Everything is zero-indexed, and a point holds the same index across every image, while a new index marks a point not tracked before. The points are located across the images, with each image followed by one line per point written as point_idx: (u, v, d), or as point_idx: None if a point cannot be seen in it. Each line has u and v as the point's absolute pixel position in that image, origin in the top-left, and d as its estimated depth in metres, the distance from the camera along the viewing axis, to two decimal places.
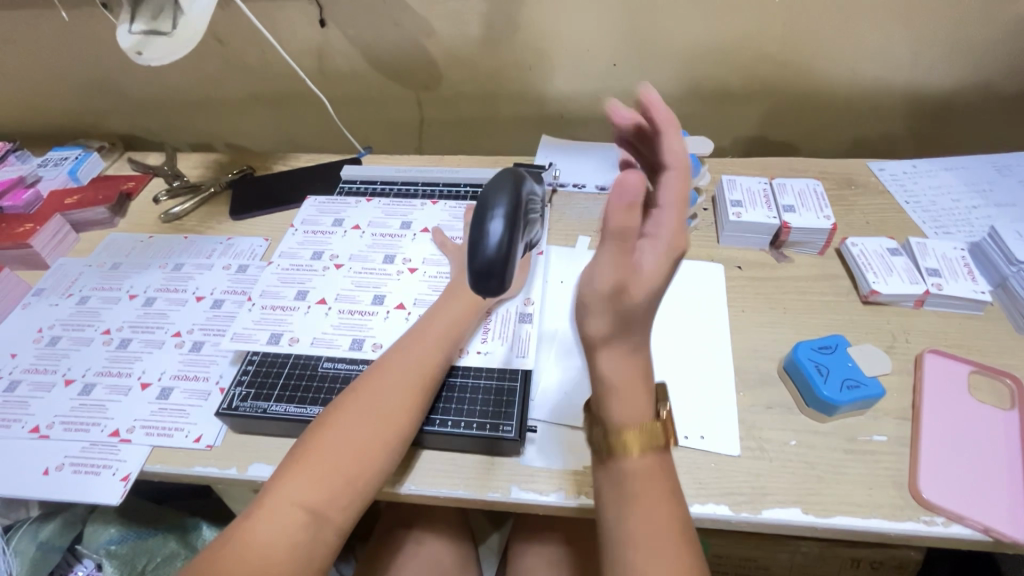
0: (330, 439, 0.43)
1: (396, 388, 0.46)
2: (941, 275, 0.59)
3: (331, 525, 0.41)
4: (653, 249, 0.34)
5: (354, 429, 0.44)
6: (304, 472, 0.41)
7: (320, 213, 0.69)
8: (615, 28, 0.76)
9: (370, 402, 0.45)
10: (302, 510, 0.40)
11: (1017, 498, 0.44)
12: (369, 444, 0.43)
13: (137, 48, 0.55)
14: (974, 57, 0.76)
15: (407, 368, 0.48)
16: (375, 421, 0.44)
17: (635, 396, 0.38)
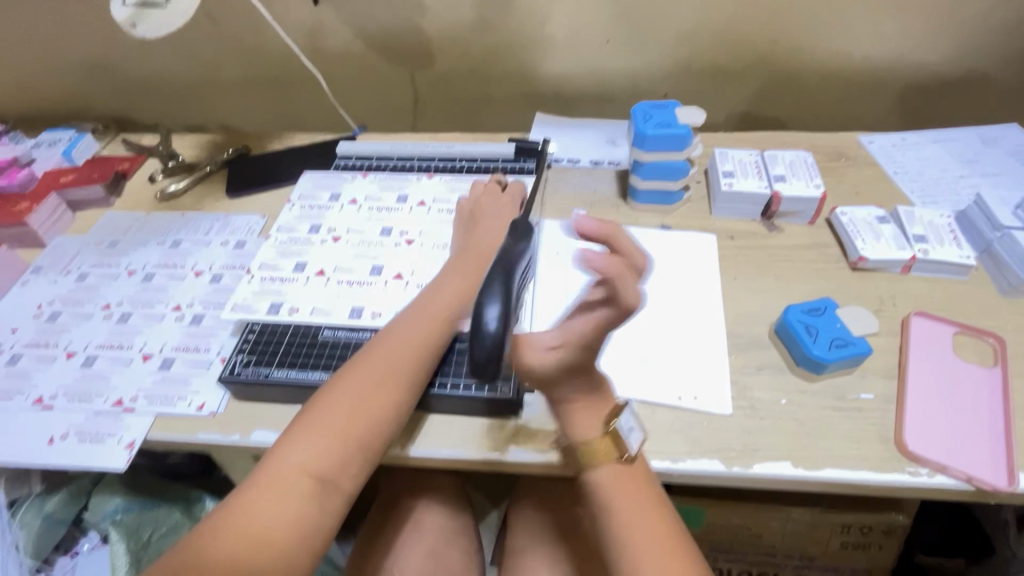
0: (335, 405, 0.44)
1: (400, 358, 0.47)
2: (927, 241, 0.60)
3: (337, 489, 0.41)
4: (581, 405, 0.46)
5: (359, 396, 0.44)
6: (312, 437, 0.42)
7: (316, 188, 0.70)
8: (608, 3, 0.76)
9: (375, 371, 0.46)
10: (308, 476, 0.41)
11: (998, 449, 0.46)
12: (374, 410, 0.44)
13: (131, 21, 0.55)
14: (963, 30, 0.77)
15: (410, 338, 0.48)
16: (379, 390, 0.45)
17: (587, 416, 0.46)
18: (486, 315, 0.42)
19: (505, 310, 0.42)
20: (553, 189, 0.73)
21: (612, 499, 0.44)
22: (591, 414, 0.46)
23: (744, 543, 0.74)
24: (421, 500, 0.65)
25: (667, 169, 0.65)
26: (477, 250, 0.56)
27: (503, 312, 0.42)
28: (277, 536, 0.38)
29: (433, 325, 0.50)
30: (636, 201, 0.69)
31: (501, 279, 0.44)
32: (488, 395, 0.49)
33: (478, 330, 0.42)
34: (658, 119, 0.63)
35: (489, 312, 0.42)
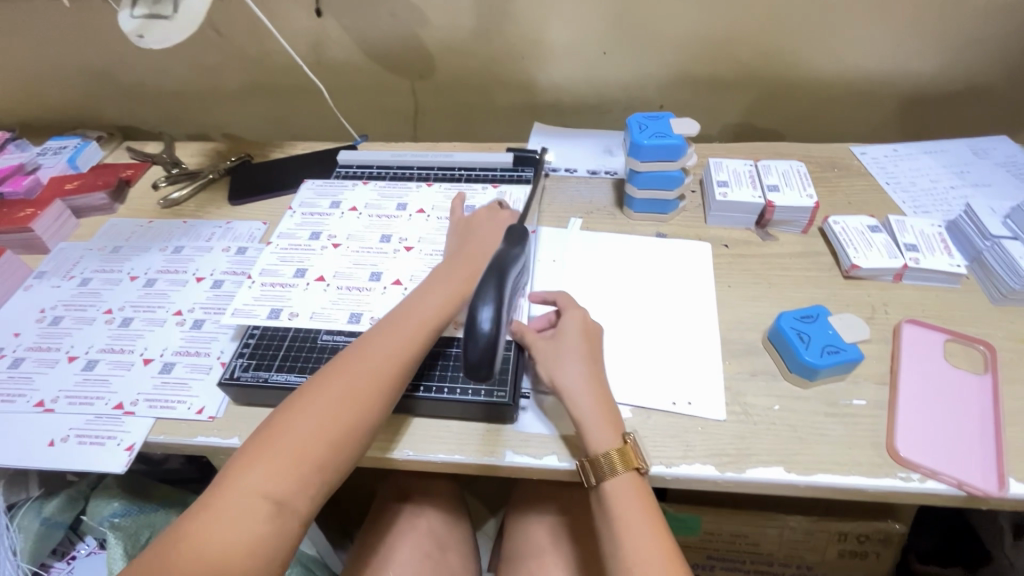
0: (297, 424, 0.42)
1: (370, 375, 0.45)
2: (919, 250, 0.61)
3: (294, 512, 0.40)
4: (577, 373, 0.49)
5: (323, 414, 0.43)
6: (270, 457, 0.40)
7: (317, 195, 0.71)
8: (605, 17, 0.78)
9: (342, 389, 0.44)
10: (265, 499, 0.39)
11: (989, 454, 0.47)
12: (338, 431, 0.43)
13: (138, 32, 0.57)
14: (953, 44, 0.79)
15: (384, 354, 0.47)
16: (345, 408, 0.43)
17: (602, 423, 0.47)
18: (480, 317, 0.44)
19: (497, 313, 0.45)
20: (550, 198, 0.74)
21: (615, 504, 0.44)
22: (606, 423, 0.47)
23: (741, 551, 0.74)
24: (418, 506, 0.66)
25: (662, 179, 0.66)
26: (464, 265, 0.54)
27: (495, 316, 0.45)
28: (227, 563, 0.36)
29: (408, 341, 0.48)
30: (632, 209, 0.70)
31: (495, 283, 0.47)
32: (483, 400, 0.50)
33: (472, 332, 0.44)
34: (653, 130, 0.64)
35: (482, 315, 0.44)
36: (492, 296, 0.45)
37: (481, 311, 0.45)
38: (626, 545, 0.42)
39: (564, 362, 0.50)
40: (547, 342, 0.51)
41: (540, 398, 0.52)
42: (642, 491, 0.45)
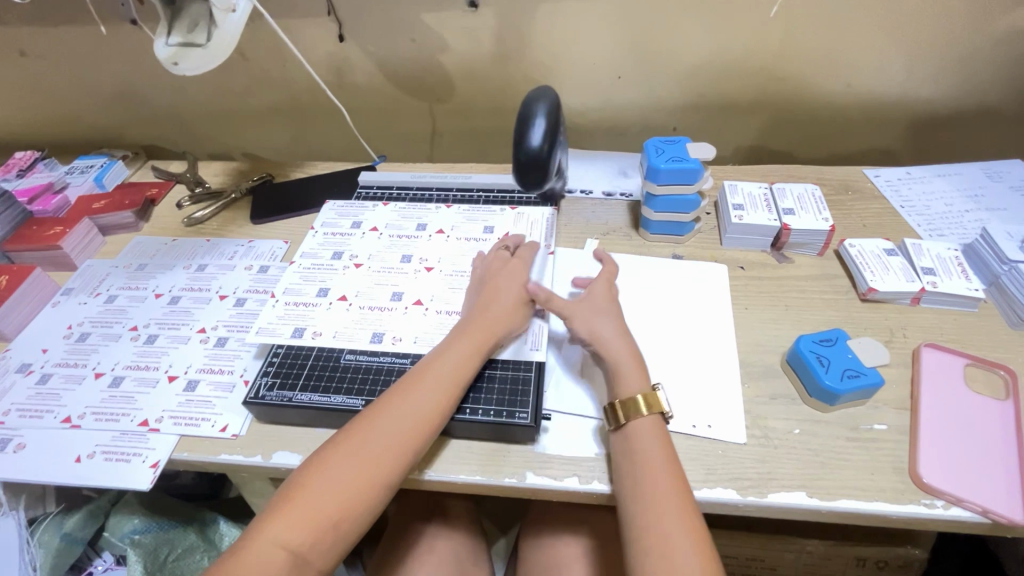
0: (321, 480, 0.42)
1: (393, 433, 0.45)
2: (936, 274, 0.61)
3: (310, 570, 0.40)
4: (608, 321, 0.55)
5: (347, 470, 0.43)
6: (291, 513, 0.41)
7: (339, 215, 0.72)
8: (620, 43, 0.79)
9: (367, 446, 0.44)
10: (285, 551, 0.39)
11: (1014, 483, 0.46)
12: (358, 488, 0.42)
13: (172, 59, 0.59)
14: (966, 70, 0.79)
15: (407, 411, 0.47)
16: (368, 465, 0.43)
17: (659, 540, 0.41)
18: (534, 132, 0.55)
19: (547, 131, 0.56)
20: (567, 219, 0.75)
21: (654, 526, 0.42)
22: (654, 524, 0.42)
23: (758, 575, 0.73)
24: (434, 525, 0.66)
25: (679, 202, 0.67)
26: (484, 318, 0.55)
27: (546, 131, 0.55)
28: None
29: (434, 396, 0.48)
30: (648, 231, 0.71)
31: (552, 101, 0.57)
32: (503, 420, 0.50)
33: (523, 145, 0.56)
34: (670, 154, 0.65)
35: (535, 130, 0.55)
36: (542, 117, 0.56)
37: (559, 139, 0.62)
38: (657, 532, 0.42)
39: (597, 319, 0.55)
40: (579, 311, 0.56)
41: (558, 420, 0.53)
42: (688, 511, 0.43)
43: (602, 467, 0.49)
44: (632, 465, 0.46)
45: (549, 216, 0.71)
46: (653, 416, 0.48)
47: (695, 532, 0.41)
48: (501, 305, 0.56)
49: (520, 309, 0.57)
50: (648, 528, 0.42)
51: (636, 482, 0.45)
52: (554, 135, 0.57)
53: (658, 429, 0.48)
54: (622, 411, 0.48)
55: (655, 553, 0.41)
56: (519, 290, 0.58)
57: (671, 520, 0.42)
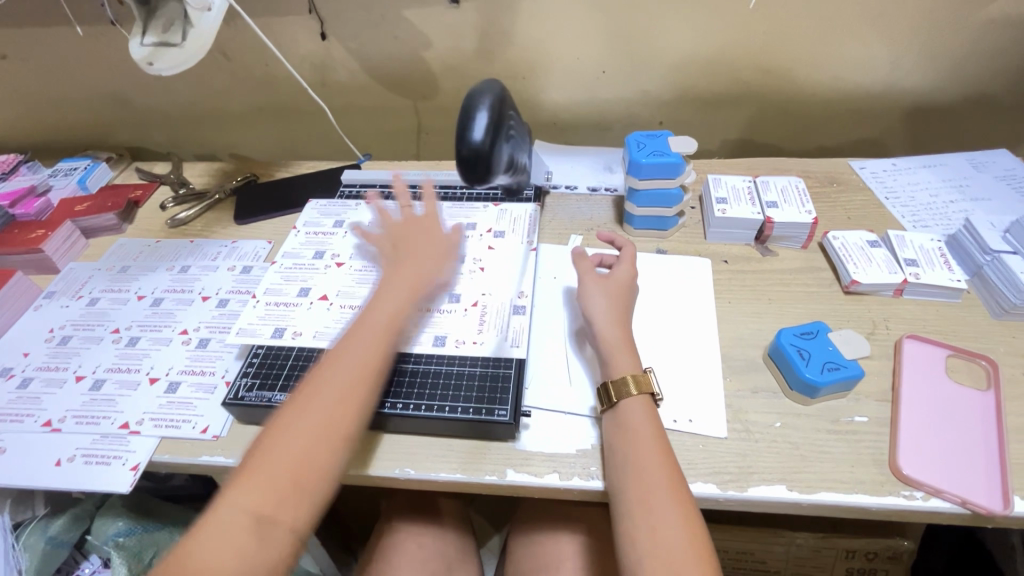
0: (276, 443, 0.42)
1: (337, 385, 0.45)
2: (918, 265, 0.61)
3: (280, 527, 0.39)
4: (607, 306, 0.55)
5: (301, 428, 0.43)
6: (250, 480, 0.40)
7: (322, 215, 0.72)
8: (603, 37, 0.79)
9: (315, 401, 0.44)
10: (248, 515, 0.39)
11: (994, 473, 0.46)
12: (314, 443, 0.42)
13: (148, 59, 0.58)
14: (950, 60, 0.79)
15: (348, 363, 0.47)
16: (322, 421, 0.43)
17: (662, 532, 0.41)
18: (475, 124, 0.45)
19: (492, 123, 0.45)
20: (551, 215, 0.74)
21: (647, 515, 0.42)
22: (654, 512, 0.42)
23: (748, 568, 0.73)
24: (421, 523, 0.66)
25: (660, 197, 0.67)
26: (410, 262, 0.55)
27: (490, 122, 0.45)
28: None
29: (371, 342, 0.48)
30: (632, 226, 0.70)
31: (496, 91, 0.47)
32: (482, 417, 0.50)
33: (464, 142, 0.45)
34: (652, 148, 0.65)
35: (477, 122, 0.45)
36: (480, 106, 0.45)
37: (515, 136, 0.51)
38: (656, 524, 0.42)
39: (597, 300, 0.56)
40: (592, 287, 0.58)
41: (540, 417, 0.53)
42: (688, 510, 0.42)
43: (583, 463, 0.49)
44: (627, 444, 0.46)
45: (532, 212, 0.70)
46: (644, 398, 0.49)
47: (690, 523, 0.42)
48: (426, 252, 0.56)
49: (446, 257, 0.57)
50: (647, 515, 0.42)
51: (631, 459, 0.45)
52: (500, 130, 0.46)
53: (648, 408, 0.49)
54: (614, 391, 0.49)
55: (646, 526, 0.42)
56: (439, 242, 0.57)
57: (665, 503, 0.42)
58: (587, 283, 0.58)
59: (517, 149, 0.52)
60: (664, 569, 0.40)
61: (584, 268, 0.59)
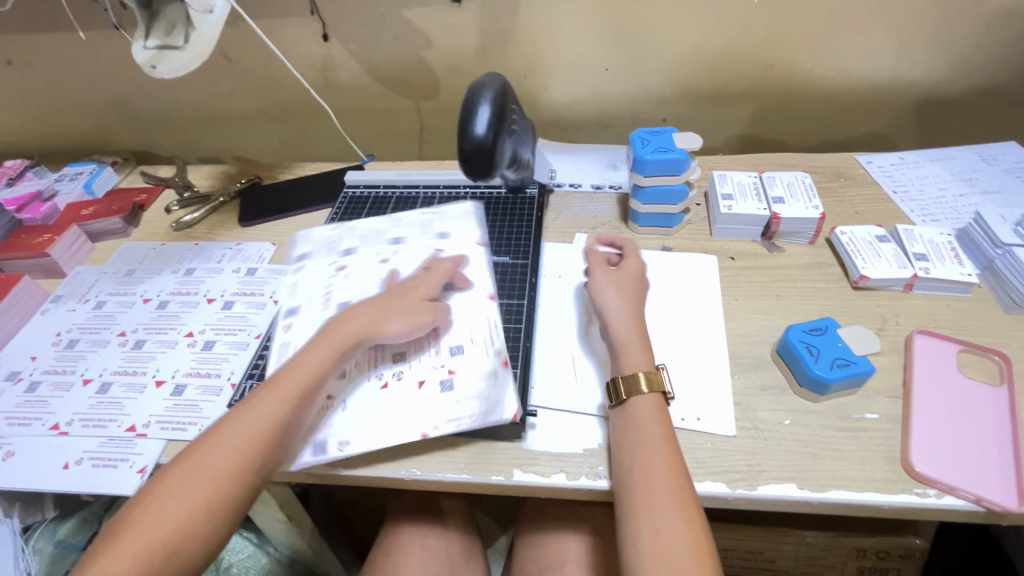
0: (147, 514, 0.40)
1: (267, 411, 0.45)
2: (928, 259, 0.60)
3: (183, 554, 0.40)
4: (615, 300, 0.54)
5: (174, 498, 0.41)
6: (114, 554, 0.38)
7: (330, 221, 0.73)
8: (606, 34, 0.78)
9: (200, 470, 0.42)
10: (151, 543, 0.39)
11: (1009, 470, 0.45)
12: (186, 519, 0.40)
13: (152, 62, 0.58)
14: (958, 51, 0.78)
15: (279, 389, 0.46)
16: (198, 492, 0.41)
17: (664, 542, 0.40)
18: (477, 119, 0.47)
19: (493, 117, 0.47)
20: (555, 214, 0.74)
21: (646, 518, 0.41)
22: (655, 515, 0.41)
23: (758, 567, 0.73)
24: (427, 524, 0.66)
25: (665, 193, 0.66)
26: (355, 315, 0.52)
27: (491, 117, 0.46)
28: None
29: (310, 369, 0.48)
30: (637, 223, 0.70)
31: (497, 87, 0.49)
32: (488, 418, 0.50)
33: (468, 136, 0.47)
34: (656, 145, 0.64)
35: (479, 117, 0.47)
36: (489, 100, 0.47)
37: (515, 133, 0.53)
38: (656, 528, 0.41)
39: (606, 296, 0.55)
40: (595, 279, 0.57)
41: (546, 416, 0.52)
42: (693, 510, 0.41)
43: (590, 463, 0.49)
44: (640, 448, 0.45)
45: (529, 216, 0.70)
46: (655, 397, 0.48)
47: (696, 533, 0.40)
48: (377, 305, 0.53)
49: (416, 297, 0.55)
50: (646, 521, 0.41)
51: (640, 463, 0.44)
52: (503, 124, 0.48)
53: (660, 409, 0.47)
54: (625, 388, 0.48)
55: (648, 528, 0.41)
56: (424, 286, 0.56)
57: (666, 499, 0.42)
58: (598, 277, 0.57)
59: (520, 145, 0.55)
60: (665, 570, 0.39)
61: (597, 265, 0.59)
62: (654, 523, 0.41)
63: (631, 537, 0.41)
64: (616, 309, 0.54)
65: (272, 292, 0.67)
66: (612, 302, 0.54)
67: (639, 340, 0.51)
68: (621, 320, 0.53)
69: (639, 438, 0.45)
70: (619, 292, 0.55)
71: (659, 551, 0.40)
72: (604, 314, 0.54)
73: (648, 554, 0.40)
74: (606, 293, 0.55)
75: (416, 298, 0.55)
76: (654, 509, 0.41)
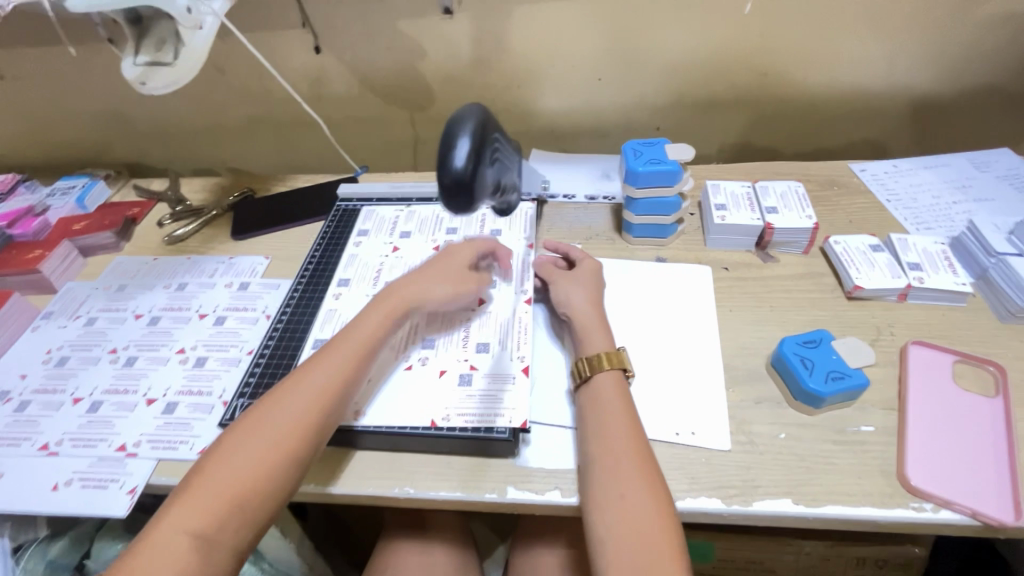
0: (224, 457, 0.42)
1: (306, 399, 0.46)
2: (922, 269, 0.60)
3: (221, 547, 0.39)
4: (576, 292, 0.58)
5: (248, 443, 0.43)
6: (194, 496, 0.40)
7: (323, 235, 0.73)
8: (598, 45, 0.79)
9: (272, 418, 0.44)
10: (191, 533, 0.39)
11: (1006, 483, 0.45)
12: (263, 461, 0.42)
13: (141, 79, 0.58)
14: (949, 59, 0.78)
15: (317, 379, 0.47)
16: (271, 438, 0.43)
17: (631, 520, 0.41)
18: (456, 150, 0.35)
19: (477, 150, 0.36)
20: (549, 224, 0.74)
21: (610, 493, 0.43)
22: (621, 487, 0.43)
23: None
24: (423, 539, 0.65)
25: (659, 205, 0.66)
26: (401, 286, 0.56)
27: (475, 150, 0.35)
28: None
29: (348, 358, 0.49)
30: (630, 235, 0.70)
31: (483, 113, 0.37)
32: (481, 434, 0.50)
33: (444, 170, 0.35)
34: (648, 157, 0.64)
35: (458, 149, 0.35)
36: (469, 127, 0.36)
37: (498, 153, 0.39)
38: (620, 505, 0.42)
39: (568, 288, 0.59)
40: (556, 275, 0.61)
41: (540, 432, 0.52)
42: (664, 513, 0.42)
43: None
44: (601, 420, 0.48)
45: (528, 211, 0.73)
46: (616, 372, 0.51)
47: (658, 497, 0.43)
48: (419, 277, 0.58)
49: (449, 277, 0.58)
50: (607, 495, 0.43)
51: (602, 431, 0.47)
52: (489, 157, 0.37)
53: (619, 383, 0.50)
54: (587, 367, 0.51)
55: (613, 498, 0.43)
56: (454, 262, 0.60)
57: (632, 476, 0.44)
58: (556, 278, 0.61)
59: (505, 169, 0.41)
60: (632, 541, 0.41)
61: (547, 271, 0.62)
62: (620, 498, 0.43)
63: (593, 507, 0.43)
64: (577, 300, 0.58)
65: (264, 307, 0.67)
66: (574, 294, 0.58)
67: (599, 324, 0.55)
68: (581, 307, 0.57)
69: (597, 412, 0.49)
70: (576, 284, 0.59)
71: (623, 520, 0.42)
72: (567, 303, 0.58)
73: (612, 524, 0.42)
74: (569, 289, 0.59)
75: (458, 268, 0.59)
76: (620, 486, 0.43)
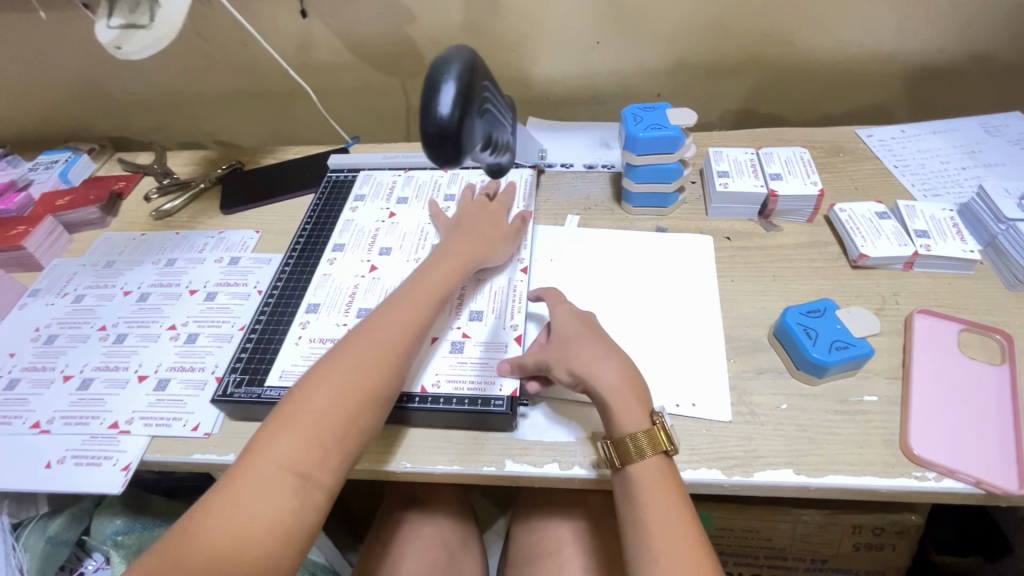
0: (317, 396, 0.43)
1: (385, 346, 0.47)
2: (930, 236, 0.58)
3: (318, 485, 0.41)
4: (594, 353, 0.48)
5: (342, 386, 0.44)
6: (294, 433, 0.41)
7: (315, 205, 0.71)
8: (596, 7, 0.75)
9: (363, 361, 0.46)
10: (290, 471, 0.40)
11: (1009, 451, 0.45)
12: (354, 403, 0.44)
13: (116, 42, 0.55)
14: (962, 18, 0.75)
15: (394, 326, 0.49)
16: (364, 381, 0.45)
17: None
18: (442, 95, 0.36)
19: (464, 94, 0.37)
20: (547, 194, 0.72)
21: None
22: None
23: (754, 547, 0.73)
24: (422, 513, 0.65)
25: (660, 172, 0.64)
26: (469, 241, 0.58)
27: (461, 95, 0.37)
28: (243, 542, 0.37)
29: (420, 308, 0.51)
30: (630, 204, 0.68)
31: (470, 60, 0.39)
32: (478, 408, 0.49)
33: (430, 115, 0.37)
34: (648, 122, 0.62)
35: (445, 93, 0.36)
36: (456, 69, 0.37)
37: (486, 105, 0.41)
38: None
39: (580, 348, 0.49)
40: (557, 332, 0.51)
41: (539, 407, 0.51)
42: None
43: (582, 452, 0.48)
44: (638, 496, 0.43)
45: (527, 177, 0.72)
46: (657, 456, 0.44)
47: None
48: (481, 233, 0.59)
49: (498, 239, 0.60)
50: None
51: (642, 508, 0.42)
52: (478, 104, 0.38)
53: (665, 470, 0.43)
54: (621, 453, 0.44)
55: None
56: (495, 225, 0.61)
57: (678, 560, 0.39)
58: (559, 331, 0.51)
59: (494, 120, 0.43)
60: None
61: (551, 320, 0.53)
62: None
63: None
64: (597, 366, 0.47)
65: (256, 282, 0.65)
66: (591, 356, 0.48)
67: (621, 393, 0.46)
68: (603, 376, 0.47)
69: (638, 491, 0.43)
70: (589, 340, 0.49)
71: None
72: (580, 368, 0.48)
73: None
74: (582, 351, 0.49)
75: (495, 223, 0.62)
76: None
